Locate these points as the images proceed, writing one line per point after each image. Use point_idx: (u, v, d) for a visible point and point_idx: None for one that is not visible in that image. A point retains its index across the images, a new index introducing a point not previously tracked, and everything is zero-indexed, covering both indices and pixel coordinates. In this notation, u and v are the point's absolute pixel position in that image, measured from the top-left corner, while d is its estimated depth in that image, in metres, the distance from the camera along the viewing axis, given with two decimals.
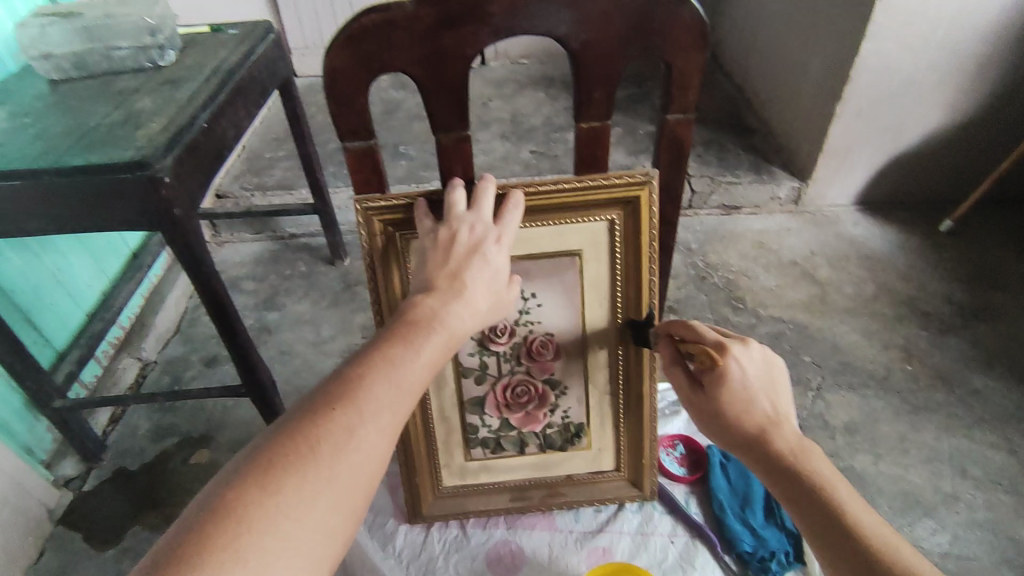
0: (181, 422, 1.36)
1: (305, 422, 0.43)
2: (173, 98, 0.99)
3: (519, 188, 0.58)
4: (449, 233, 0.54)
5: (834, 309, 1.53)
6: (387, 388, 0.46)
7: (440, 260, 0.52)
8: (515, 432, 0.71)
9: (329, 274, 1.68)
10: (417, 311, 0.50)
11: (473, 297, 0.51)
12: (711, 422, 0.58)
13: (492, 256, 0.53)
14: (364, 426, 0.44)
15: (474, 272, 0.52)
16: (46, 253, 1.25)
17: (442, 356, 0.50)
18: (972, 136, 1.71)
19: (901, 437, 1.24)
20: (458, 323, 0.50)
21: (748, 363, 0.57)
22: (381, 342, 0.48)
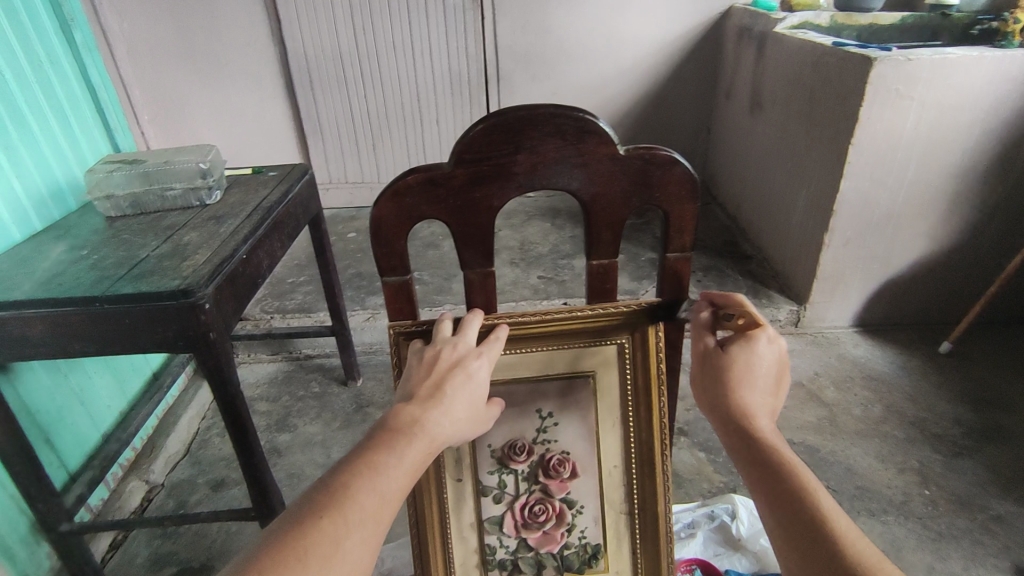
0: (181, 550, 1.32)
1: (294, 532, 0.44)
2: (218, 232, 1.09)
3: (504, 324, 0.64)
4: (433, 353, 0.59)
5: (844, 431, 1.53)
6: (373, 497, 0.47)
7: (423, 374, 0.56)
8: (532, 552, 0.71)
9: (342, 395, 1.71)
10: (397, 418, 0.52)
11: (452, 404, 0.54)
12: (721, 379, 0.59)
13: (472, 368, 0.58)
14: (350, 538, 0.45)
15: (454, 384, 0.56)
16: (73, 374, 1.30)
17: (421, 462, 0.51)
18: (957, 263, 1.81)
19: (929, 567, 1.19)
20: (438, 430, 0.53)
21: (769, 352, 0.60)
22: (366, 451, 0.50)
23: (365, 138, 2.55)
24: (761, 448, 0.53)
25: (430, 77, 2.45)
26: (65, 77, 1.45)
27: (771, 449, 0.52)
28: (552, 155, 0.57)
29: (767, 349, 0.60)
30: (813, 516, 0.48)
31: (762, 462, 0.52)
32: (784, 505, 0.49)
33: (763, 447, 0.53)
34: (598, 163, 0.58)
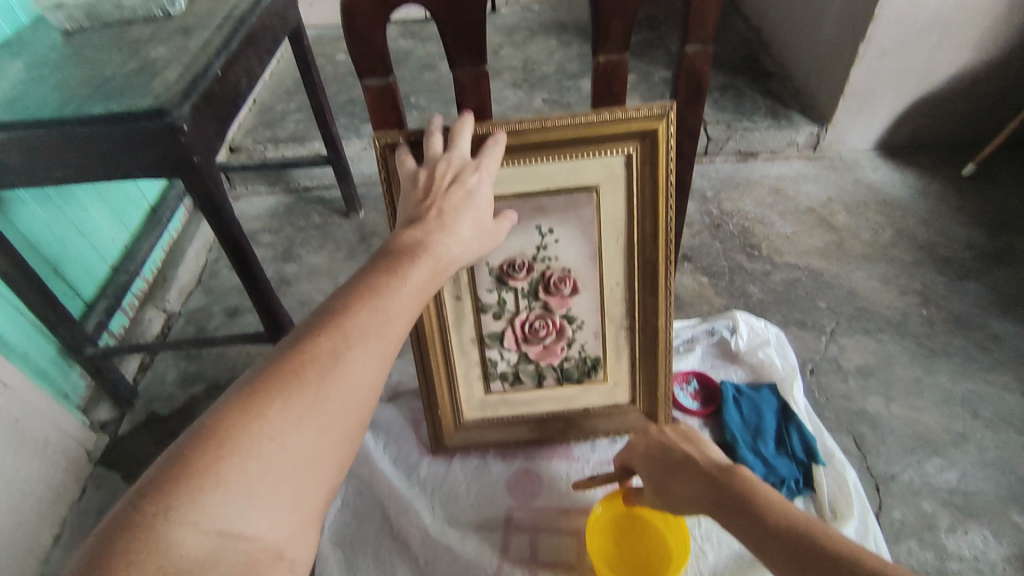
0: (207, 370, 1.40)
1: (292, 351, 0.44)
2: (186, 47, 0.98)
3: (502, 128, 0.58)
4: (430, 172, 0.55)
5: (850, 255, 1.52)
6: (374, 317, 0.47)
7: (422, 197, 0.54)
8: (532, 366, 0.73)
9: (345, 226, 1.70)
10: (397, 242, 0.51)
11: (455, 225, 0.53)
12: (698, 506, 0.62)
13: (473, 185, 0.54)
14: (351, 355, 0.45)
15: (455, 204, 0.53)
16: (68, 207, 1.27)
17: (425, 283, 0.50)
18: (999, 76, 1.65)
19: (915, 379, 1.26)
20: (443, 251, 0.51)
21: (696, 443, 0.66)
22: (367, 275, 0.49)
23: None
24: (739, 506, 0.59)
25: None
26: None
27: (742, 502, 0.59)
28: None
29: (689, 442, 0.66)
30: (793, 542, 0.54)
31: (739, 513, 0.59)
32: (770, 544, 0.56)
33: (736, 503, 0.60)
34: None
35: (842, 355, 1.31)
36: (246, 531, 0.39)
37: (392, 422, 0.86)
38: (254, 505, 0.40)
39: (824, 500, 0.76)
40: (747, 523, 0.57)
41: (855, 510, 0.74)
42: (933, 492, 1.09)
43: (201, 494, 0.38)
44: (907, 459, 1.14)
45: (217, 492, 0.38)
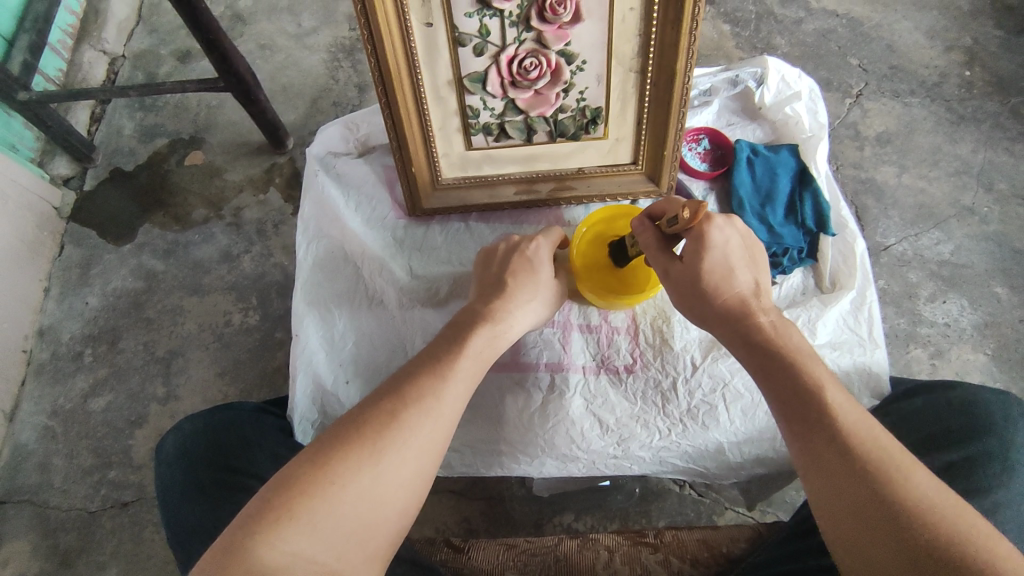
0: (167, 123, 1.26)
1: (356, 411, 0.51)
2: None
3: None
4: (499, 246, 0.66)
5: (900, 2, 1.29)
6: (435, 384, 0.53)
7: (489, 268, 0.65)
8: (521, 117, 0.63)
9: None
10: (463, 315, 0.60)
11: (515, 293, 0.62)
12: (685, 290, 0.58)
13: (531, 254, 0.65)
14: (408, 413, 0.50)
15: (514, 268, 0.63)
16: None
17: (488, 349, 0.58)
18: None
19: (935, 149, 1.17)
20: (505, 313, 0.60)
21: (727, 237, 0.57)
22: (434, 346, 0.57)
23: None
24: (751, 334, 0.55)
25: None
26: None
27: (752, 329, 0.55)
28: None
29: (723, 234, 0.56)
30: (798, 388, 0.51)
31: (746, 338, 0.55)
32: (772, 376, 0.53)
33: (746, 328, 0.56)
34: None
35: (863, 120, 1.19)
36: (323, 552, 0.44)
37: (365, 180, 0.79)
38: (322, 538, 0.44)
39: (825, 270, 0.73)
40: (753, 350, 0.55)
41: (856, 282, 0.71)
42: (923, 264, 1.09)
43: (269, 535, 0.43)
44: (906, 232, 1.11)
45: (286, 530, 0.43)
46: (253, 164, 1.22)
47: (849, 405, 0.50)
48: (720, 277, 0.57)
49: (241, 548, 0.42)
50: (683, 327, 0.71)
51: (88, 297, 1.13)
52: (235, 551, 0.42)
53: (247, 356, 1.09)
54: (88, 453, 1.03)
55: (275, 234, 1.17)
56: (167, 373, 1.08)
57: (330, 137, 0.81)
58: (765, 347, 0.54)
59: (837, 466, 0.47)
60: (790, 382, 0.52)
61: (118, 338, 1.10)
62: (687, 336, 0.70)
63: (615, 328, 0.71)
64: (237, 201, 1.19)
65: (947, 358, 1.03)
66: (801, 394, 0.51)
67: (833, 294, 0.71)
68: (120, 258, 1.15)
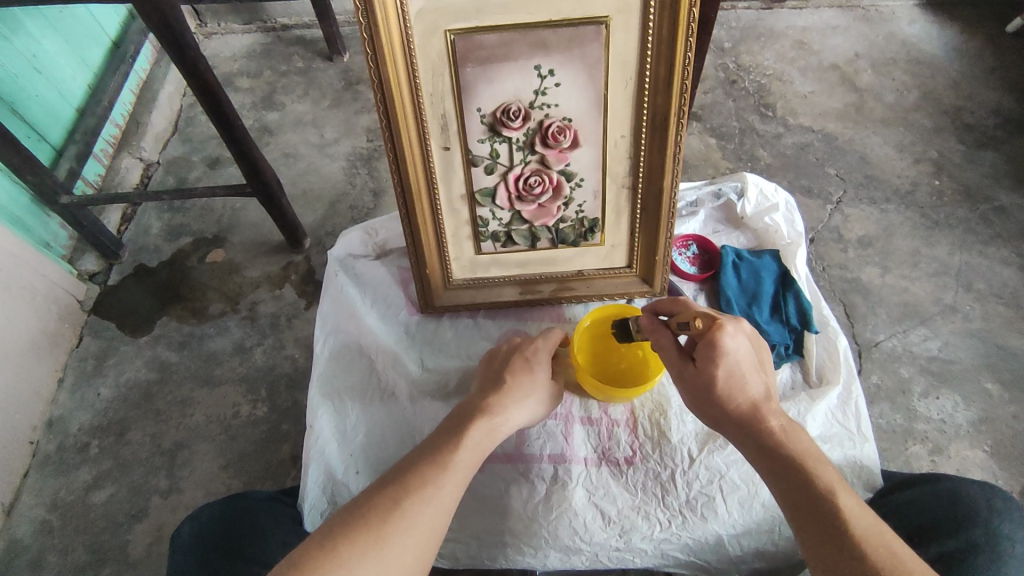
0: (192, 223, 1.35)
1: (363, 500, 0.53)
2: None
3: None
4: (503, 349, 0.71)
5: (869, 120, 1.42)
6: (435, 474, 0.55)
7: (490, 368, 0.69)
8: (526, 226, 0.70)
9: (328, 72, 1.56)
10: (464, 407, 0.63)
11: (513, 389, 0.65)
12: (699, 392, 0.61)
13: (530, 355, 0.69)
14: (411, 501, 0.52)
15: (513, 367, 0.67)
16: (16, 37, 1.14)
17: (485, 440, 0.60)
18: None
19: (914, 251, 1.24)
20: (502, 406, 0.63)
21: (739, 344, 0.60)
22: (435, 436, 0.60)
23: None
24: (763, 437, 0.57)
25: None
26: None
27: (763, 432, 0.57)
28: None
29: (735, 341, 0.59)
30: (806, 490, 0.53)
31: (757, 442, 0.57)
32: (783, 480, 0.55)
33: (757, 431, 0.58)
34: None
35: (844, 224, 1.28)
36: None
37: (380, 280, 0.85)
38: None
39: (812, 365, 0.76)
40: (762, 452, 0.57)
41: (842, 376, 0.74)
42: (913, 360, 1.12)
43: None
44: (893, 329, 1.15)
45: None
46: (271, 262, 1.29)
47: (855, 506, 0.51)
48: (731, 383, 0.59)
49: None
50: (680, 419, 0.73)
51: (101, 388, 1.15)
52: None
53: (251, 448, 1.10)
54: (84, 548, 1.02)
55: (287, 328, 1.21)
56: (171, 465, 1.08)
57: (350, 240, 0.87)
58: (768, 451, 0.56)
59: (844, 566, 0.48)
60: (793, 487, 0.54)
61: (126, 429, 1.12)
62: (684, 429, 0.72)
63: (614, 421, 0.74)
64: (253, 296, 1.25)
65: (946, 455, 1.03)
66: (811, 497, 0.52)
67: (821, 388, 0.74)
68: (136, 349, 1.19)
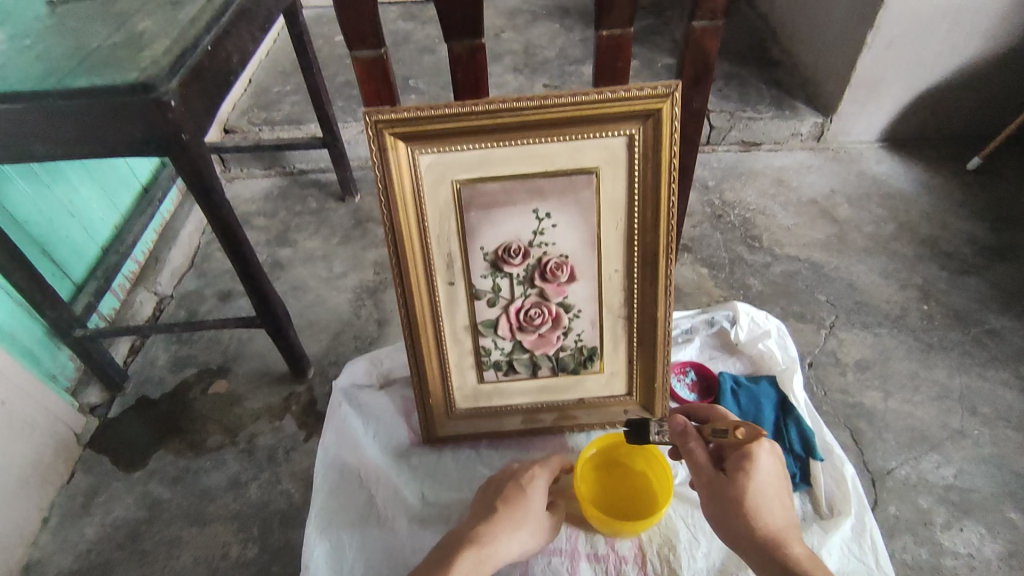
0: (198, 354, 1.37)
1: None
2: (175, 20, 0.94)
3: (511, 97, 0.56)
4: (496, 482, 0.69)
5: (851, 249, 1.50)
6: None
7: (482, 496, 0.68)
8: (527, 355, 0.71)
9: (340, 211, 1.67)
10: (451, 537, 0.63)
11: (504, 519, 0.64)
12: (728, 506, 0.63)
13: (523, 483, 0.67)
14: None
15: (505, 494, 0.66)
16: (57, 184, 1.25)
17: (470, 574, 0.59)
18: (986, 76, 1.65)
19: (913, 374, 1.25)
20: (492, 540, 0.62)
21: (768, 463, 0.64)
22: (421, 570, 0.58)
23: None
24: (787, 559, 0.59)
25: None
26: None
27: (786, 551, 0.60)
28: None
29: (768, 460, 0.63)
30: None
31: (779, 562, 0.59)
32: None
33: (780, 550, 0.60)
34: None
35: (840, 349, 1.30)
36: None
37: (383, 409, 0.85)
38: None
39: (820, 495, 0.75)
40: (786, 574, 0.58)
41: (853, 507, 0.73)
42: (930, 489, 1.08)
43: None
44: (904, 455, 1.13)
45: None
46: (274, 392, 1.29)
47: None
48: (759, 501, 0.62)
49: None
50: (690, 556, 0.71)
51: (86, 527, 1.11)
52: None
53: None
54: None
55: (285, 460, 1.19)
56: None
57: (355, 371, 0.89)
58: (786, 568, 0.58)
59: None
60: None
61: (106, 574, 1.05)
62: (695, 566, 0.70)
63: (622, 557, 0.71)
64: (253, 427, 1.24)
65: None
66: None
67: (833, 519, 0.73)
68: (128, 485, 1.16)
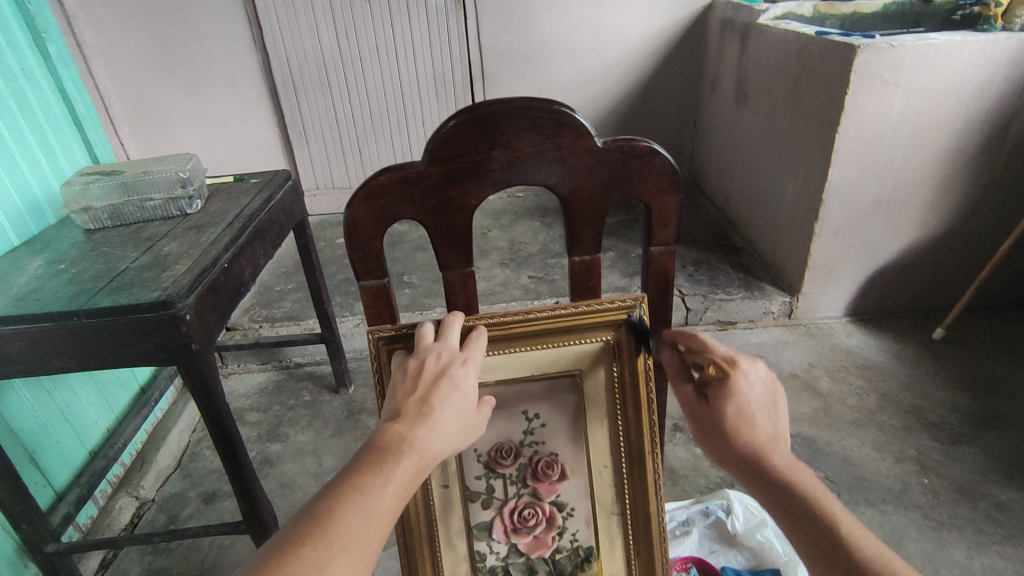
0: (173, 566, 1.29)
1: (274, 562, 0.43)
2: (199, 242, 1.06)
3: (504, 317, 0.63)
4: (418, 362, 0.57)
5: (840, 422, 1.52)
6: (356, 520, 0.46)
7: (409, 388, 0.54)
8: (523, 558, 0.70)
9: (334, 402, 1.69)
10: (386, 437, 0.51)
11: (441, 415, 0.53)
12: (709, 429, 0.58)
13: (459, 378, 0.56)
14: (332, 562, 0.44)
15: (442, 395, 0.54)
16: (58, 390, 1.28)
17: (412, 479, 0.50)
18: (929, 257, 1.82)
19: (930, 555, 1.19)
20: (427, 446, 0.51)
21: (752, 385, 0.58)
22: (353, 472, 0.49)
23: (351, 147, 2.49)
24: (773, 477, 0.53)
25: (415, 76, 2.39)
26: (39, 88, 1.40)
27: (769, 467, 0.54)
28: (527, 149, 0.55)
29: (748, 382, 0.58)
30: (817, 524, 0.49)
31: (761, 476, 0.54)
32: (792, 513, 0.51)
33: (765, 469, 0.54)
34: (576, 157, 0.56)
35: None
36: None
37: None
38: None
39: None
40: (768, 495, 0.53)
41: None
42: None
43: None
44: None
45: None
46: None
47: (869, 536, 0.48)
48: (742, 420, 0.57)
49: None
50: None
51: None
52: None
53: None
54: None
55: None
56: None
57: None
58: (784, 493, 0.52)
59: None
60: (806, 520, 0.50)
61: None
62: None
63: None
64: None
65: None
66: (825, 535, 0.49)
67: None
68: None
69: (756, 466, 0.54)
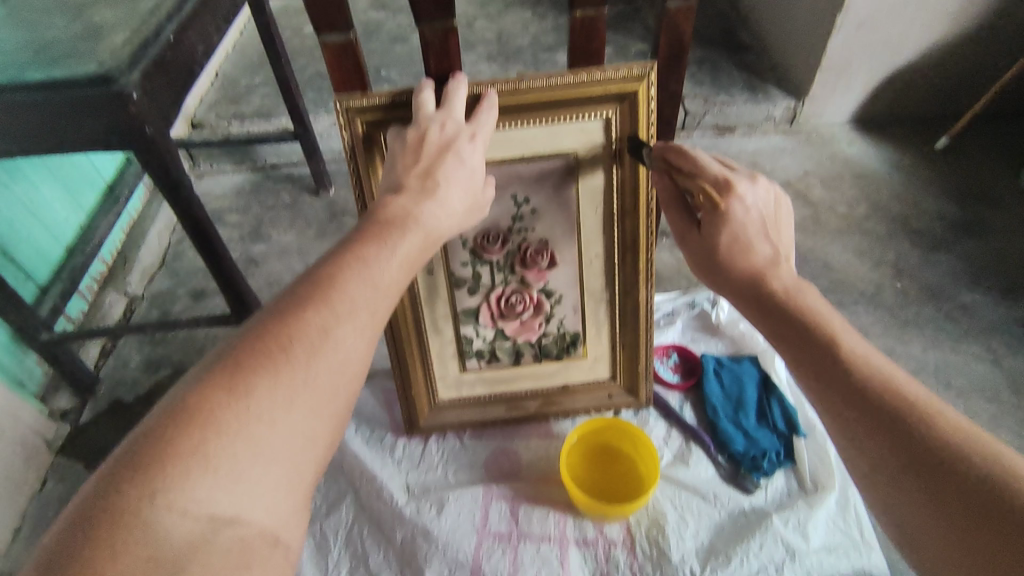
0: (173, 354, 1.34)
1: (277, 324, 0.44)
2: (135, 8, 0.91)
3: (494, 87, 0.56)
4: (418, 133, 0.53)
5: (826, 229, 1.52)
6: (362, 290, 0.47)
7: (410, 160, 0.52)
8: (509, 342, 0.71)
9: (314, 204, 1.64)
10: (388, 210, 0.50)
11: (445, 193, 0.52)
12: (704, 260, 0.59)
13: (466, 156, 0.53)
14: (340, 326, 0.45)
15: (446, 170, 0.52)
16: (16, 183, 1.20)
17: (418, 256, 0.51)
18: (952, 56, 1.67)
19: (889, 349, 1.27)
20: (433, 222, 0.51)
21: (750, 208, 0.57)
22: (353, 243, 0.48)
23: None
24: (782, 314, 0.55)
25: None
26: None
27: (776, 300, 0.56)
28: None
29: (744, 209, 0.56)
30: (826, 361, 0.53)
31: (769, 312, 0.56)
32: (804, 350, 0.54)
33: (772, 303, 0.56)
34: None
35: None
36: (258, 491, 0.40)
37: (365, 405, 0.85)
38: (229, 496, 0.39)
39: (805, 471, 0.77)
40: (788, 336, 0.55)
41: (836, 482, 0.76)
42: None
43: (184, 483, 0.38)
44: None
45: (210, 476, 0.39)
46: None
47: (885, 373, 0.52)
48: (737, 247, 0.57)
49: (139, 506, 0.37)
50: (678, 537, 0.72)
51: None
52: (125, 510, 0.37)
53: None
54: None
55: None
56: None
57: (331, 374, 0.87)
58: (797, 331, 0.55)
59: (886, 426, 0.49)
60: (816, 352, 0.53)
61: None
62: (684, 546, 0.71)
63: (611, 541, 0.72)
64: None
65: None
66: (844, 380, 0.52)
67: (817, 494, 0.75)
68: None
69: (759, 296, 0.57)
